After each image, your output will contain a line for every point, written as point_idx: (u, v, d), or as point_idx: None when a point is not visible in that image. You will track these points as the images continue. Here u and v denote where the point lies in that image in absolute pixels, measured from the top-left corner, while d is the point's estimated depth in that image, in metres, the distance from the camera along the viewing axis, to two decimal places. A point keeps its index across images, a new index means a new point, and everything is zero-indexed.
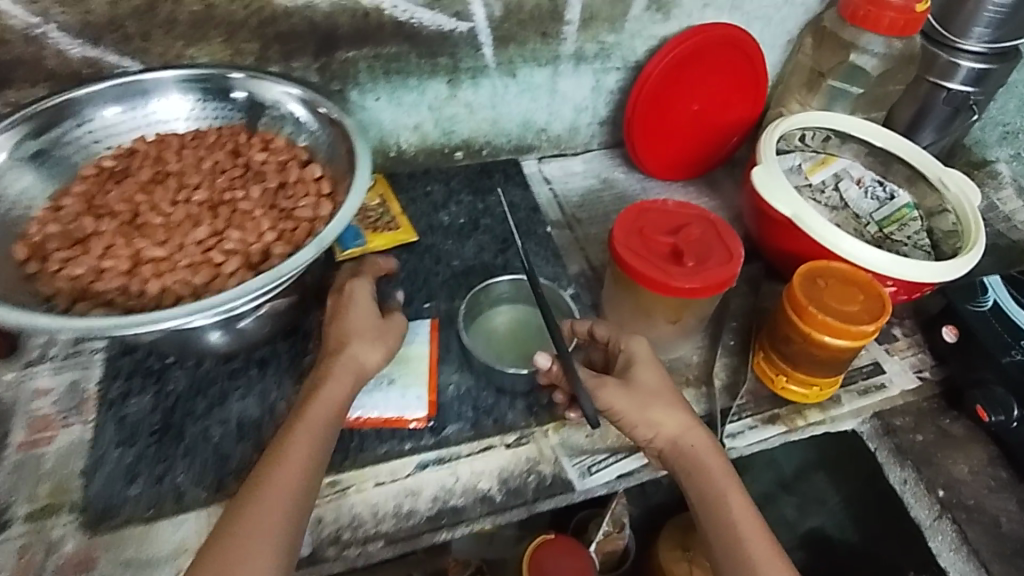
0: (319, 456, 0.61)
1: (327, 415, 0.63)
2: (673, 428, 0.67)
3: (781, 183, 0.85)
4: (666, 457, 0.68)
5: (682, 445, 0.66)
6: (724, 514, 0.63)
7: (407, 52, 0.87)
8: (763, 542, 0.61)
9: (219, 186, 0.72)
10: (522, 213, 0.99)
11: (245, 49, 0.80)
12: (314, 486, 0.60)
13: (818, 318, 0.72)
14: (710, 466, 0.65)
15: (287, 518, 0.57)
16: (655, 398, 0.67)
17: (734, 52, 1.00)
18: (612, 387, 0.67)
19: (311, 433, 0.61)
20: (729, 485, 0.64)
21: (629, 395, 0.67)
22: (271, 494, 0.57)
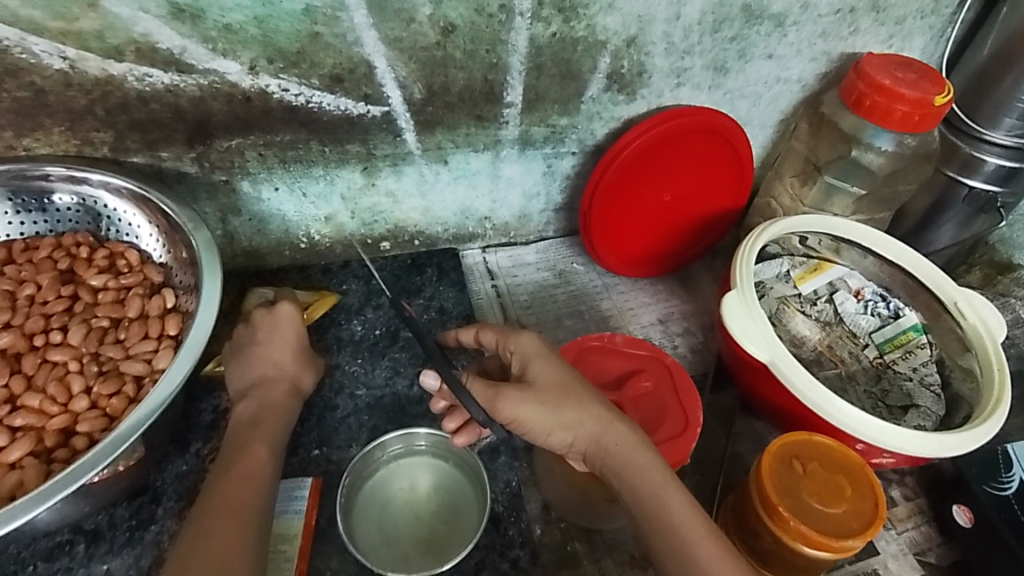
0: (264, 467, 0.56)
1: (271, 422, 0.60)
2: (593, 426, 0.57)
3: (758, 319, 0.69)
4: (591, 459, 0.58)
5: (608, 445, 0.57)
6: (669, 516, 0.53)
7: (305, 139, 0.72)
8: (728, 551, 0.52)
9: (32, 325, 0.58)
10: (452, 322, 0.84)
11: (95, 138, 0.65)
12: (264, 498, 0.54)
13: (792, 524, 0.56)
14: (645, 476, 0.55)
15: (242, 537, 0.50)
16: (565, 391, 0.58)
17: (713, 136, 0.84)
18: (515, 394, 0.56)
19: (251, 445, 0.57)
20: (670, 487, 0.55)
21: (535, 398, 0.56)
22: (216, 512, 0.51)
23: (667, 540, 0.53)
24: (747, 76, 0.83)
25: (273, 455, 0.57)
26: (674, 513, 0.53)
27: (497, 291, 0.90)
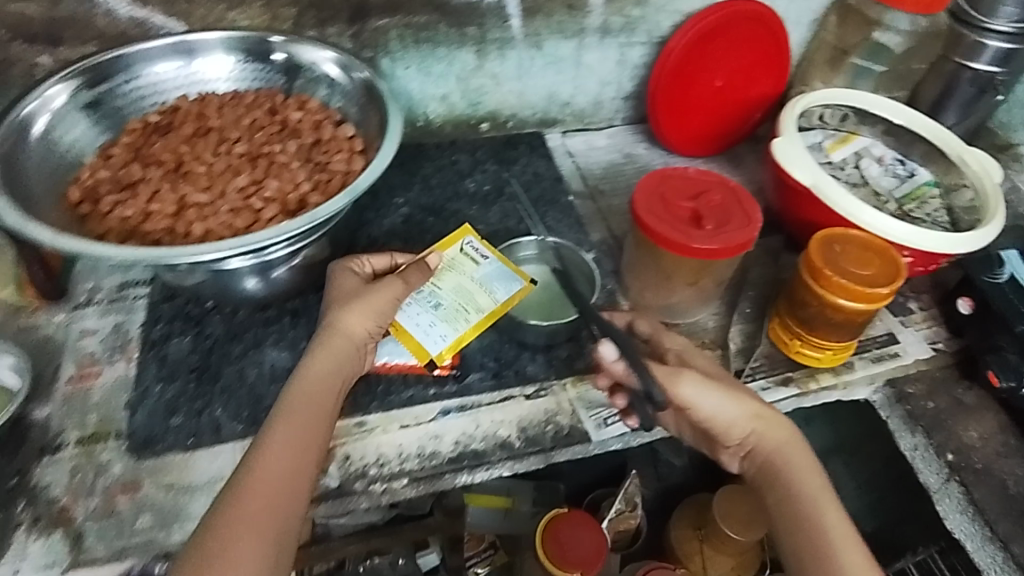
0: (312, 443, 0.60)
1: (312, 395, 0.62)
2: (763, 425, 0.69)
3: (801, 154, 0.87)
4: (756, 455, 0.69)
5: (773, 440, 0.68)
6: (818, 520, 0.64)
7: (436, 21, 0.91)
8: (856, 553, 0.63)
9: (257, 140, 0.76)
10: (546, 182, 1.00)
11: (283, 14, 0.84)
12: (305, 476, 0.59)
13: (834, 280, 0.74)
14: (804, 475, 0.67)
15: (272, 518, 0.56)
16: (738, 392, 0.69)
17: (762, 28, 1.01)
18: (696, 380, 0.67)
19: (298, 427, 0.60)
20: (823, 494, 0.66)
21: (710, 385, 0.68)
22: (254, 488, 0.57)
23: (811, 537, 0.64)
24: None
25: (315, 432, 0.61)
26: (822, 510, 0.65)
27: (577, 165, 1.06)
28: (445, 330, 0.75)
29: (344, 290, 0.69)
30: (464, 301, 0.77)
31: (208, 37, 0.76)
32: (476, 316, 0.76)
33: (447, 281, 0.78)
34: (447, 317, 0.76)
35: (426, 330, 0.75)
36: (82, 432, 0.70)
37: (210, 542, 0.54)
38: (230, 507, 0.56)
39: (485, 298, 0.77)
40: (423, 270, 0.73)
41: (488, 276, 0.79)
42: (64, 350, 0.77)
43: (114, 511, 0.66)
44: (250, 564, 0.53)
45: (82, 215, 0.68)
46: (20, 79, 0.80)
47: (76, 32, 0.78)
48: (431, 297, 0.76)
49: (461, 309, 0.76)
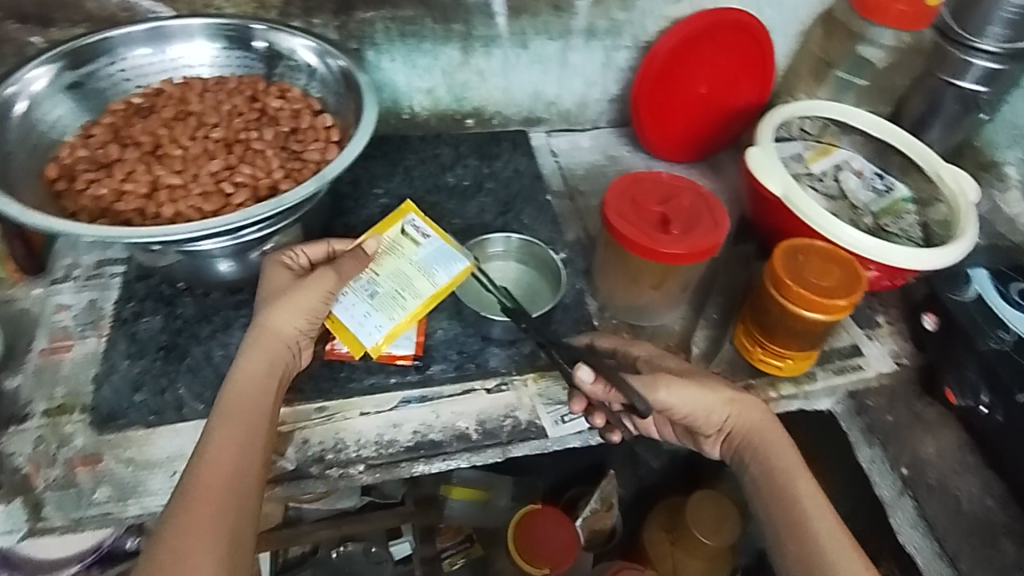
0: (252, 442, 0.62)
1: (246, 396, 0.64)
2: (739, 410, 0.72)
3: (774, 164, 0.88)
4: (734, 437, 0.72)
5: (750, 421, 0.71)
6: (793, 500, 0.67)
7: (422, 15, 0.92)
8: (831, 520, 0.66)
9: (235, 126, 0.77)
10: (528, 177, 1.02)
11: (269, 3, 0.85)
12: (250, 474, 0.60)
13: (794, 289, 0.75)
14: (780, 451, 0.70)
15: (220, 516, 0.57)
16: (711, 383, 0.72)
17: (746, 36, 1.02)
18: (673, 380, 0.70)
19: (236, 428, 0.62)
20: (797, 469, 0.69)
21: (684, 383, 0.70)
22: (201, 490, 0.58)
23: (788, 511, 0.67)
24: None
25: (252, 432, 0.62)
26: (797, 484, 0.68)
27: (559, 166, 1.07)
28: (380, 319, 0.74)
29: (275, 287, 0.70)
30: (401, 287, 0.75)
31: (191, 23, 0.77)
32: (412, 302, 0.74)
33: (385, 267, 0.76)
34: (383, 304, 0.74)
35: (361, 321, 0.74)
36: (50, 404, 0.72)
37: (165, 551, 0.55)
38: (179, 514, 0.57)
39: (422, 282, 0.75)
40: (358, 258, 0.73)
41: (429, 257, 0.77)
42: (38, 323, 0.79)
43: (73, 483, 0.68)
44: (207, 561, 0.55)
45: (58, 192, 0.70)
46: (9, 57, 0.81)
47: (65, 13, 0.80)
48: (368, 286, 0.75)
49: (397, 296, 0.75)
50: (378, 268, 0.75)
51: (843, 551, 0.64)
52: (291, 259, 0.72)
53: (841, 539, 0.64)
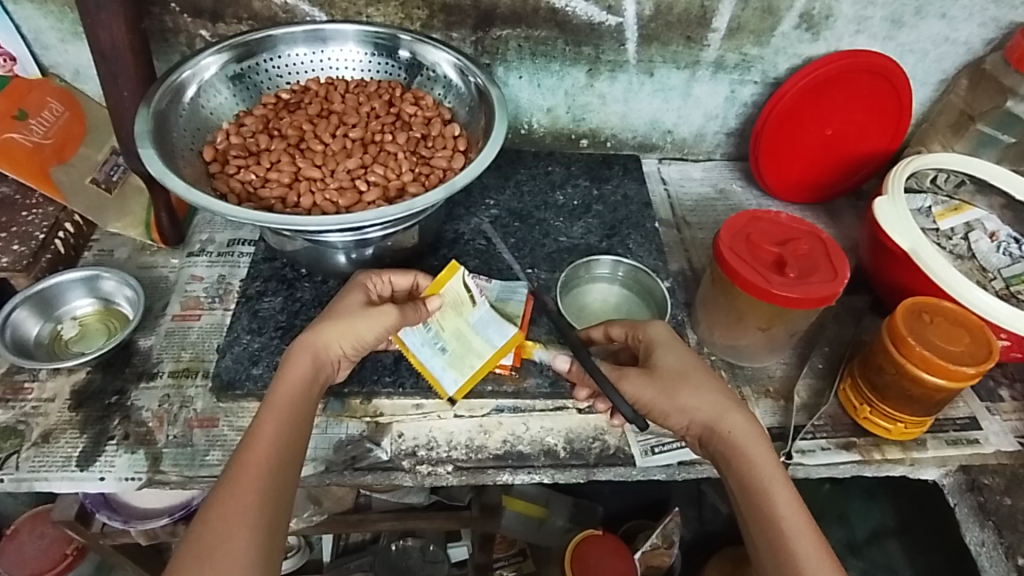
0: (293, 442, 0.61)
1: (291, 398, 0.63)
2: (707, 412, 0.65)
3: (903, 217, 0.84)
4: (707, 441, 0.66)
5: (724, 423, 0.65)
6: (769, 520, 0.59)
7: (555, 37, 0.94)
8: (808, 540, 0.58)
9: (372, 127, 0.81)
10: (635, 206, 1.00)
11: (415, 15, 0.90)
12: (286, 472, 0.59)
13: (916, 351, 0.71)
14: (761, 461, 0.62)
15: (264, 506, 0.56)
16: (684, 382, 0.66)
17: (883, 81, 0.98)
18: (633, 377, 0.68)
19: (279, 427, 0.61)
20: (772, 483, 0.61)
21: (652, 386, 0.67)
22: (244, 479, 0.57)
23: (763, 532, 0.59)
24: (919, 32, 0.97)
25: (293, 428, 0.61)
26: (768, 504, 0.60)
27: (668, 194, 1.07)
28: (455, 373, 0.75)
29: (336, 305, 0.69)
30: (464, 349, 0.75)
31: (345, 28, 0.83)
32: (479, 362, 0.75)
33: (447, 323, 0.76)
34: (452, 361, 0.75)
35: (437, 372, 0.76)
36: (176, 365, 0.78)
37: (202, 535, 0.54)
38: (219, 502, 0.55)
39: (484, 346, 0.75)
40: (419, 310, 0.72)
41: (486, 319, 0.76)
42: (173, 291, 0.86)
43: (190, 442, 0.72)
44: (245, 550, 0.54)
45: (212, 173, 0.76)
46: (180, 46, 0.90)
47: (234, 11, 0.87)
48: (431, 339, 0.76)
49: (465, 354, 0.75)
50: (440, 323, 0.75)
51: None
52: (373, 285, 0.72)
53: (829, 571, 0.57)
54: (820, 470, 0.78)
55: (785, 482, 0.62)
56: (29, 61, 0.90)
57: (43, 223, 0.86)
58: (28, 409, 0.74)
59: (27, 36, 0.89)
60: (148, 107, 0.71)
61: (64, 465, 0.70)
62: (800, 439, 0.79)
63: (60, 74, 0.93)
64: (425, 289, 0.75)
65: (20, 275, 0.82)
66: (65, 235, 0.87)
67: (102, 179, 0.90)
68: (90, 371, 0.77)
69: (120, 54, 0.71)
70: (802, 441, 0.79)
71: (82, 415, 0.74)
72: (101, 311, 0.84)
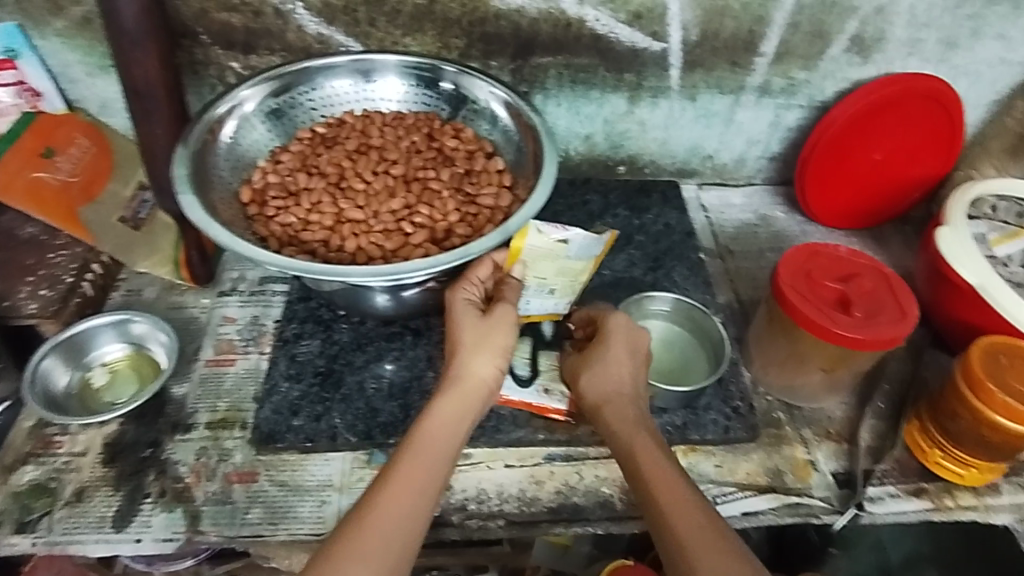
0: (436, 477, 0.57)
1: (438, 433, 0.60)
2: (600, 393, 0.67)
3: (968, 248, 0.80)
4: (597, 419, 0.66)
5: (606, 411, 0.65)
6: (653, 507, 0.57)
7: (596, 64, 0.90)
8: (693, 525, 0.54)
9: (414, 163, 0.78)
10: (677, 236, 0.97)
11: (453, 44, 0.87)
12: (427, 507, 0.56)
13: (997, 397, 0.67)
14: (648, 463, 0.60)
15: (389, 545, 0.53)
16: (587, 368, 0.69)
17: (935, 105, 0.95)
18: (568, 363, 0.72)
19: (422, 459, 0.58)
20: (663, 472, 0.59)
21: (574, 365, 0.71)
22: (370, 518, 0.54)
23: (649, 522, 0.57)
24: (974, 54, 0.93)
25: (437, 464, 0.58)
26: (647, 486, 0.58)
27: (709, 221, 1.04)
28: (568, 301, 0.77)
29: (466, 323, 0.67)
30: (570, 277, 0.76)
31: (384, 61, 0.80)
32: (586, 276, 0.76)
33: (547, 270, 0.74)
34: (562, 294, 0.76)
35: (552, 310, 0.77)
36: (213, 416, 0.74)
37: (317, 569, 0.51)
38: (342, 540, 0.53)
39: (585, 264, 0.76)
40: (515, 286, 0.71)
41: (578, 246, 0.74)
42: (205, 333, 0.82)
43: (230, 499, 0.68)
44: None
45: (250, 215, 0.72)
46: (211, 79, 0.87)
47: (268, 42, 0.84)
48: (540, 289, 0.75)
49: (572, 280, 0.76)
50: (542, 276, 0.74)
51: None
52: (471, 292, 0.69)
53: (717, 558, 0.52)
54: (890, 519, 0.74)
55: (677, 474, 0.59)
56: (56, 96, 0.87)
57: (71, 266, 0.82)
58: (59, 465, 0.71)
59: (54, 70, 0.86)
60: (186, 146, 0.68)
61: (97, 527, 0.67)
62: (869, 485, 0.75)
63: (86, 108, 0.90)
64: (504, 263, 0.71)
65: (48, 321, 0.79)
66: (93, 276, 0.83)
67: (131, 217, 0.87)
68: (123, 423, 0.74)
69: (154, 91, 0.68)
70: (871, 487, 0.75)
71: (116, 470, 0.70)
72: (132, 355, 0.81)
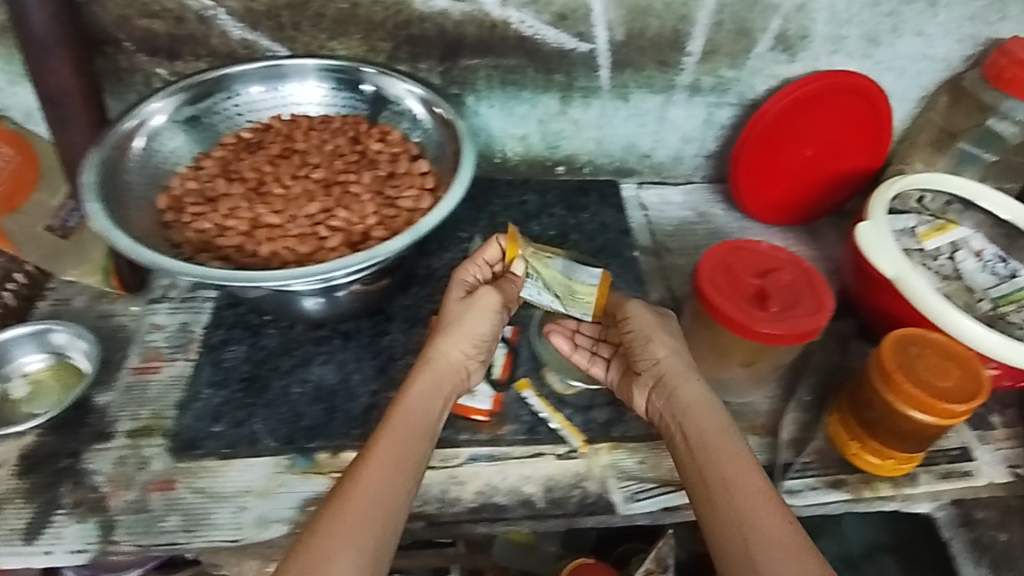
0: (409, 455, 0.61)
1: (414, 412, 0.64)
2: (668, 365, 0.69)
3: (886, 242, 0.81)
4: (663, 385, 0.68)
5: (678, 393, 0.66)
6: (728, 499, 0.58)
7: (525, 65, 0.91)
8: (776, 519, 0.56)
9: (336, 167, 0.78)
10: (612, 234, 0.98)
11: (379, 47, 0.87)
12: (405, 479, 0.59)
13: (904, 388, 0.68)
14: (727, 454, 0.61)
15: (374, 513, 0.56)
16: (650, 337, 0.70)
17: (861, 101, 0.96)
18: (626, 317, 0.73)
19: (396, 440, 0.61)
20: (745, 468, 0.60)
21: (640, 324, 0.72)
22: (355, 490, 0.57)
23: (703, 491, 0.60)
24: (897, 50, 0.95)
25: (416, 439, 0.62)
26: (727, 477, 0.59)
27: (647, 219, 1.04)
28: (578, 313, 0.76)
29: (448, 310, 0.71)
30: (569, 288, 0.75)
31: (306, 65, 0.80)
32: (592, 295, 0.74)
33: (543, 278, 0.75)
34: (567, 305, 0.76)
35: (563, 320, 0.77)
36: (135, 424, 0.74)
37: (310, 539, 0.54)
38: (330, 512, 0.56)
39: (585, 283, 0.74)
40: (513, 282, 0.74)
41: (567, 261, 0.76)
42: (133, 341, 0.82)
43: (147, 507, 0.68)
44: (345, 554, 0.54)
45: (167, 222, 0.72)
46: (137, 86, 0.87)
47: (191, 48, 0.84)
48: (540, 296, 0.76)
49: (576, 294, 0.75)
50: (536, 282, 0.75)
51: (772, 549, 0.54)
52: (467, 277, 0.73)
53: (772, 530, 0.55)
54: (809, 510, 0.75)
55: (755, 468, 0.60)
56: None
57: None
58: None
59: None
60: (99, 151, 0.69)
61: (9, 539, 0.66)
62: (788, 478, 0.76)
63: (11, 116, 0.90)
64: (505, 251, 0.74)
65: None
66: (16, 286, 0.85)
67: (57, 225, 0.85)
68: (42, 434, 0.73)
69: (69, 98, 0.70)
70: (790, 479, 0.76)
71: (33, 481, 0.70)
72: (55, 367, 0.80)
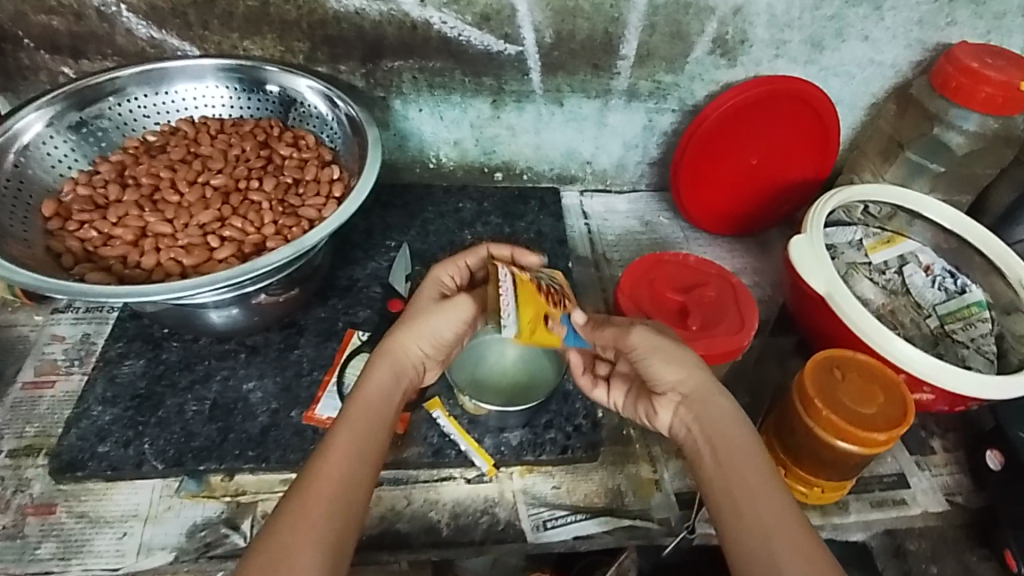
0: (370, 451, 0.56)
1: (374, 408, 0.59)
2: (690, 383, 0.61)
3: (818, 257, 0.77)
4: (689, 405, 0.61)
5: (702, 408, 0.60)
6: (749, 514, 0.53)
7: (451, 68, 0.87)
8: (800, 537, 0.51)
9: (239, 172, 0.75)
10: (548, 245, 0.94)
11: (295, 47, 0.83)
12: (365, 481, 0.54)
13: (824, 414, 0.65)
14: (753, 471, 0.55)
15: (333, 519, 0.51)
16: (668, 354, 0.62)
17: (806, 108, 0.92)
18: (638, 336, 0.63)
19: (361, 437, 0.56)
20: (773, 486, 0.54)
21: (652, 340, 0.63)
22: (316, 489, 0.52)
23: (720, 503, 0.55)
24: (843, 56, 0.91)
25: (378, 436, 0.57)
26: (748, 493, 0.54)
27: (589, 229, 1.00)
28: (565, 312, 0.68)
29: (419, 306, 0.66)
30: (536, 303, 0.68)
31: (213, 65, 0.76)
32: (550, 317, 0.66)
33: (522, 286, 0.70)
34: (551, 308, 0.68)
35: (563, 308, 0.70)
36: (18, 443, 0.70)
37: (269, 543, 0.50)
38: (288, 511, 0.51)
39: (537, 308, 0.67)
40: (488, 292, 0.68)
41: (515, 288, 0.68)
42: (28, 354, 0.78)
43: (21, 533, 0.64)
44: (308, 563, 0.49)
45: (51, 230, 0.69)
46: (42, 85, 0.83)
47: (95, 46, 0.80)
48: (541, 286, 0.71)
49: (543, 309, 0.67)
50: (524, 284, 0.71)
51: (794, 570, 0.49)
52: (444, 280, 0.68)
53: (785, 539, 0.51)
54: None
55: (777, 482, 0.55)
56: None
57: None
58: None
59: None
60: None
61: None
62: None
63: None
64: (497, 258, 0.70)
65: None
66: None
67: None
68: None
69: None
70: None
71: None
72: None
